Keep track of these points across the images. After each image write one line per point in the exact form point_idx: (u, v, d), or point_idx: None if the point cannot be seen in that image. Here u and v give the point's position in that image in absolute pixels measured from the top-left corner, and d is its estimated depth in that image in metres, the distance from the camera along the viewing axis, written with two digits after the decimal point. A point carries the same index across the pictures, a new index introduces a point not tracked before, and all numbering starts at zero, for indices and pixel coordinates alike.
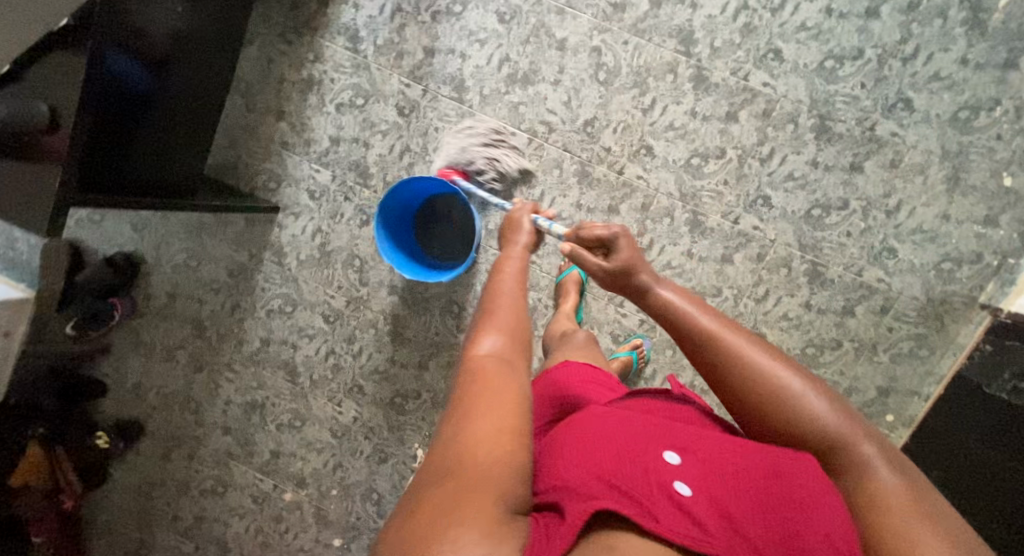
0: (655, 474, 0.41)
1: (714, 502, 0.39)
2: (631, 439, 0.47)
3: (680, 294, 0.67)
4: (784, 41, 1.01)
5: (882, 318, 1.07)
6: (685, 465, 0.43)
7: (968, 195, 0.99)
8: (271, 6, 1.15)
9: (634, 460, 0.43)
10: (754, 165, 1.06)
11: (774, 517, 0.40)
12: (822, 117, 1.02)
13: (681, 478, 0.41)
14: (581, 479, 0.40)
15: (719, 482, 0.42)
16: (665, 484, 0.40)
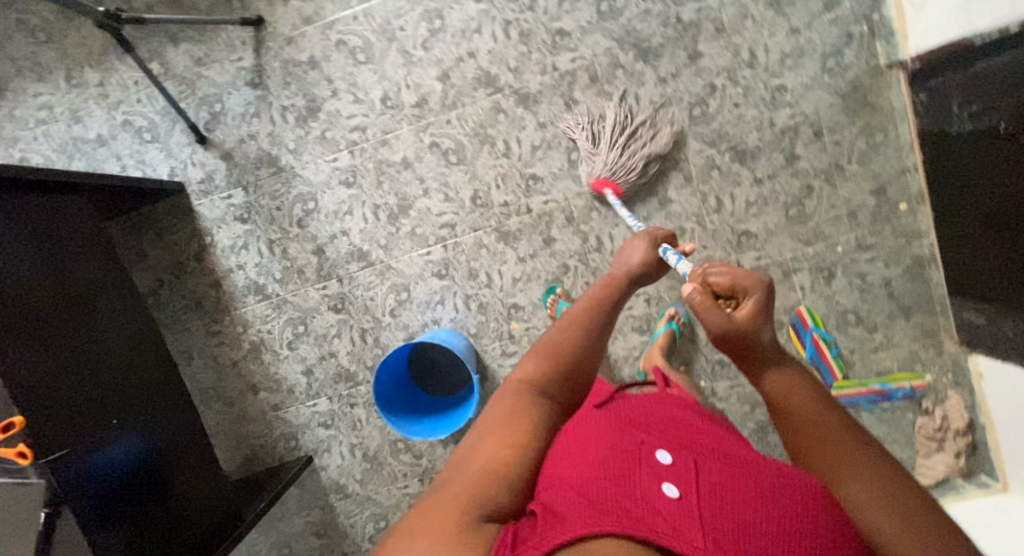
0: (644, 478, 0.42)
1: (705, 500, 0.40)
2: (627, 446, 0.49)
3: (797, 381, 0.55)
4: (559, 21, 1.07)
5: (824, 140, 1.05)
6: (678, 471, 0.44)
7: (795, 2, 1.01)
8: (184, 318, 1.23)
9: (627, 466, 0.44)
10: (620, 120, 1.09)
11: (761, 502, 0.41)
12: (635, 45, 1.06)
13: (672, 483, 0.42)
14: (573, 489, 0.41)
15: (710, 475, 0.43)
16: (653, 487, 0.41)
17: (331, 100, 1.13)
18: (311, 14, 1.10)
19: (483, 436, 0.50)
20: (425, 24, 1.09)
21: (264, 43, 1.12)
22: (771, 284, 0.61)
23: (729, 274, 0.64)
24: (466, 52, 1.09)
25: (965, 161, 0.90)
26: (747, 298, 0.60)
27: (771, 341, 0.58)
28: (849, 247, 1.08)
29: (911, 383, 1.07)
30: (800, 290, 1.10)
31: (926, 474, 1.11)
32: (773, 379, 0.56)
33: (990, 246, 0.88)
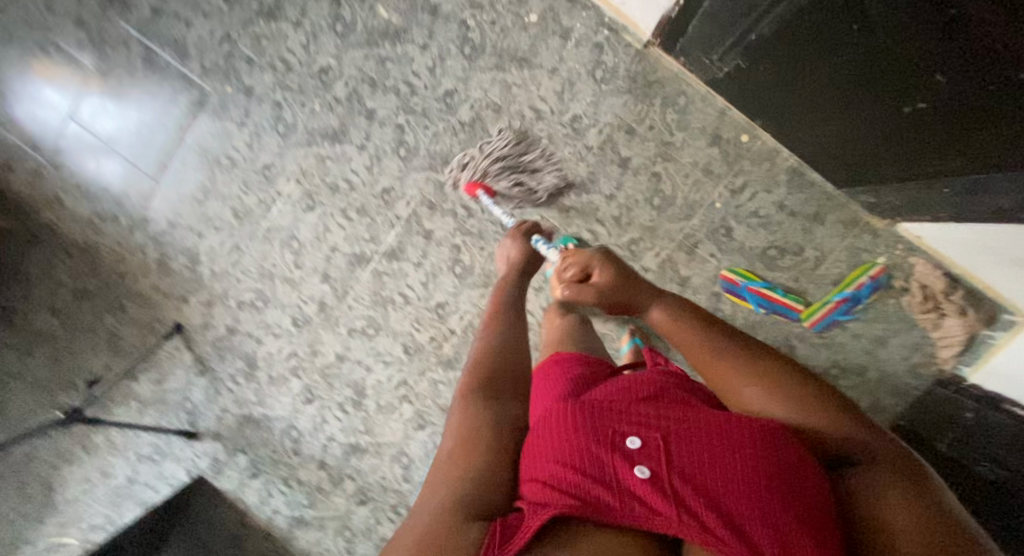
0: (611, 465, 0.46)
1: (673, 473, 0.45)
2: (603, 420, 0.51)
3: (669, 312, 0.72)
4: (377, 183, 1.19)
5: (640, 132, 1.08)
6: (651, 448, 0.48)
7: (539, 50, 1.07)
8: None
9: (596, 451, 0.48)
10: (472, 222, 1.18)
11: (717, 458, 0.46)
12: (444, 163, 1.16)
13: (643, 461, 0.46)
14: (554, 477, 0.47)
15: (678, 449, 0.47)
16: (623, 470, 0.46)
17: (261, 348, 1.29)
18: (209, 298, 1.28)
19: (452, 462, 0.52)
20: (288, 250, 1.24)
21: (192, 339, 1.31)
22: (609, 251, 0.80)
23: (593, 253, 0.80)
24: (329, 251, 1.23)
25: (745, 97, 0.93)
26: (600, 272, 0.77)
27: (643, 286, 0.76)
28: (726, 198, 1.08)
29: (868, 276, 1.03)
30: (712, 257, 1.10)
31: (949, 343, 1.03)
32: (658, 313, 0.73)
33: (822, 145, 0.89)
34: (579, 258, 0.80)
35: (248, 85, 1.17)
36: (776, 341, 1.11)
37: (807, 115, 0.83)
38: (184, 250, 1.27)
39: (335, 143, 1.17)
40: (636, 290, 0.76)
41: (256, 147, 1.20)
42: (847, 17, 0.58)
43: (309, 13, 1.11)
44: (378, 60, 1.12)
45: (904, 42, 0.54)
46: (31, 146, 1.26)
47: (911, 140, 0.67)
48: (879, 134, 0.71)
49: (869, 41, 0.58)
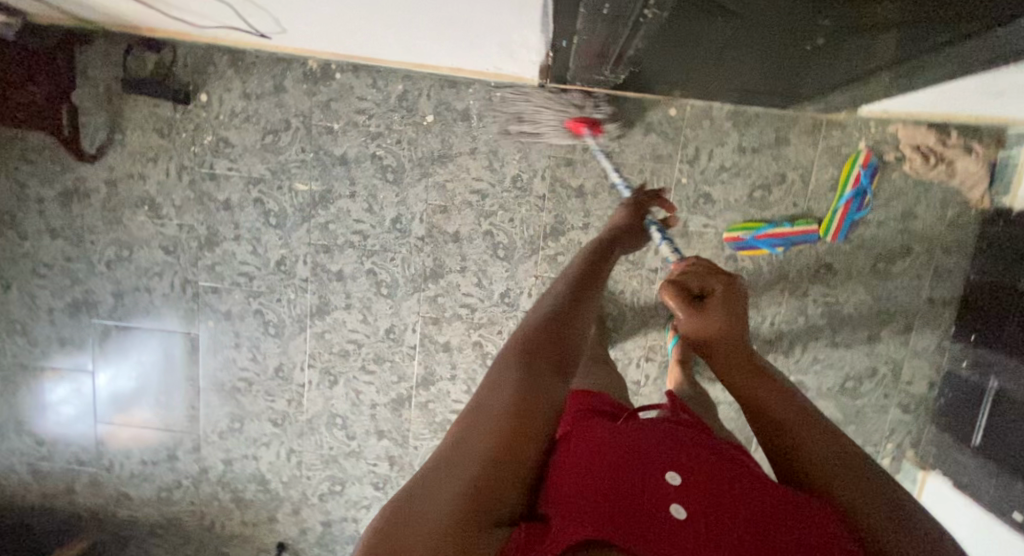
0: (658, 498, 0.39)
1: (715, 517, 0.37)
2: (647, 459, 0.44)
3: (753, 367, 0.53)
4: (379, 329, 1.20)
5: (578, 158, 1.08)
6: (694, 492, 0.40)
7: (451, 141, 1.09)
8: None
9: (646, 487, 0.40)
10: (479, 315, 1.18)
11: (764, 517, 0.38)
12: (426, 279, 1.16)
13: (682, 504, 0.38)
14: (585, 504, 0.37)
15: (723, 501, 0.39)
16: (663, 510, 0.38)
17: (360, 524, 1.30)
18: (293, 505, 1.30)
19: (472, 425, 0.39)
20: (336, 429, 1.26)
21: (298, 548, 1.32)
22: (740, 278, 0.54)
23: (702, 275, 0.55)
24: (370, 409, 1.24)
25: (652, 86, 0.94)
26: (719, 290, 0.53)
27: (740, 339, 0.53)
28: (688, 170, 1.06)
29: (859, 165, 1.00)
30: (706, 227, 1.08)
31: (974, 184, 0.98)
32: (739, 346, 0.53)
33: (746, 88, 0.88)
34: (704, 277, 0.54)
35: (225, 310, 1.20)
36: (811, 267, 1.06)
37: (715, 76, 0.83)
38: (249, 476, 1.30)
39: (324, 316, 1.20)
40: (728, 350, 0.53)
41: (261, 357, 1.23)
42: (699, 11, 0.56)
43: (242, 222, 1.15)
44: (321, 228, 1.14)
45: (770, 12, 0.53)
46: (78, 460, 1.31)
47: (830, 56, 0.65)
48: (798, 62, 0.70)
49: (738, 22, 0.57)
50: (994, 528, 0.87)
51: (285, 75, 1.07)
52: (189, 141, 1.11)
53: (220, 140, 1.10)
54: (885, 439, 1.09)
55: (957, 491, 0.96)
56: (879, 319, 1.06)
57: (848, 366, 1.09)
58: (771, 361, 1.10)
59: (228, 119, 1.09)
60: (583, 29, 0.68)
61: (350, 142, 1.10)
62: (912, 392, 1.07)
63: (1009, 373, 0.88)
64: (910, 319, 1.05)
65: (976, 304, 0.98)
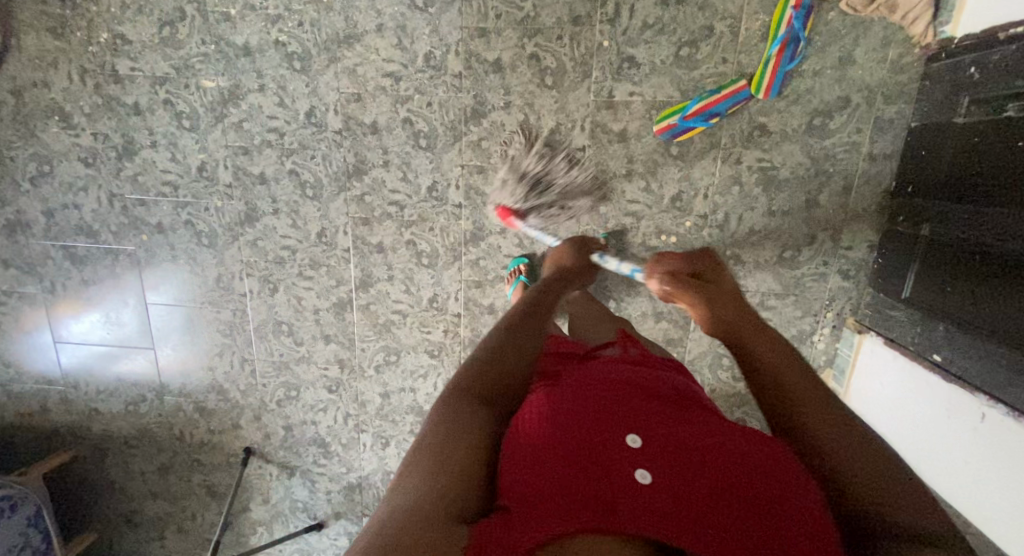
0: (620, 462, 0.42)
1: (674, 477, 0.40)
2: (606, 420, 0.47)
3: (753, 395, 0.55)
4: (310, 232, 1.18)
5: (491, 28, 1.01)
6: (652, 448, 0.44)
7: (355, 20, 1.02)
8: None
9: (608, 451, 0.43)
10: (408, 211, 1.15)
11: (722, 471, 0.41)
12: (350, 176, 1.13)
13: (642, 464, 0.42)
14: (545, 479, 0.40)
15: (680, 455, 0.43)
16: (629, 474, 0.41)
17: (320, 426, 1.34)
18: (254, 412, 1.34)
19: (439, 458, 0.42)
20: (283, 336, 1.27)
21: (265, 453, 1.38)
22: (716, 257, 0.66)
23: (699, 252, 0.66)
24: (314, 315, 1.25)
25: None
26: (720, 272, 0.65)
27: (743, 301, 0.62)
28: (609, 32, 0.99)
29: (791, 8, 0.91)
30: (633, 95, 1.02)
31: (918, 15, 0.89)
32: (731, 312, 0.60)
33: None
34: (692, 258, 0.66)
35: (156, 222, 1.19)
36: (744, 131, 1.01)
37: None
38: (208, 388, 1.34)
39: (254, 223, 1.18)
40: (735, 305, 0.61)
41: (200, 269, 1.23)
42: None
43: (156, 127, 1.11)
44: (236, 128, 1.10)
45: None
46: (46, 379, 1.36)
47: None
48: None
49: None
50: (935, 382, 0.86)
51: None
52: (86, 41, 1.06)
53: (116, 37, 1.05)
54: (825, 308, 1.12)
55: (903, 351, 0.95)
56: (813, 181, 1.03)
57: (784, 237, 1.08)
58: (706, 236, 1.09)
59: (122, 12, 1.04)
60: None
61: (251, 29, 1.04)
62: (851, 256, 1.07)
63: (957, 221, 0.82)
64: (849, 179, 1.02)
65: (914, 153, 0.94)
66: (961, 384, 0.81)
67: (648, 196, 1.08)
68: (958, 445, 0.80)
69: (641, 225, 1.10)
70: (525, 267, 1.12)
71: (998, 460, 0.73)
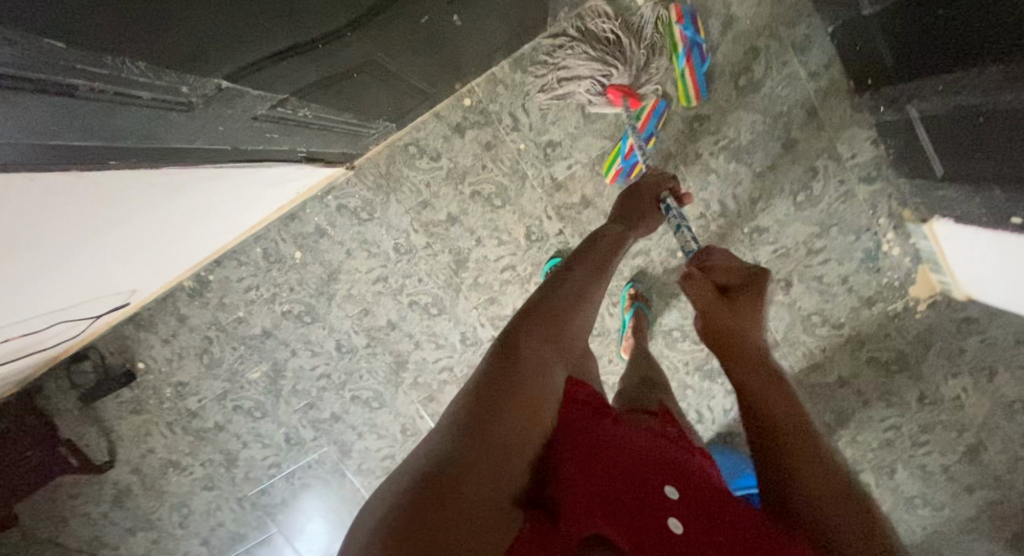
0: (656, 502, 0.42)
1: (700, 528, 0.42)
2: (654, 455, 0.48)
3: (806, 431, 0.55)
4: (396, 434, 1.26)
5: (428, 195, 1.09)
6: (688, 498, 0.44)
7: (327, 260, 1.14)
8: None
9: (646, 486, 0.44)
10: (458, 370, 1.21)
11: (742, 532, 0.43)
12: (398, 372, 1.22)
13: (676, 514, 0.42)
14: (582, 496, 0.41)
15: (707, 504, 0.44)
16: (659, 517, 0.41)
17: None
18: None
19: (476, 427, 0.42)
20: None
21: None
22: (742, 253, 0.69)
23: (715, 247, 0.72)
24: None
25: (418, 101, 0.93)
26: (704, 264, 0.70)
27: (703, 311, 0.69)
28: (520, 134, 1.04)
29: (677, 21, 0.92)
30: (572, 166, 1.06)
31: None
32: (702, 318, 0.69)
33: (475, 47, 0.87)
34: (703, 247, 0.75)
35: (282, 499, 1.32)
36: (684, 129, 1.03)
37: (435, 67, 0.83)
38: None
39: (351, 454, 1.28)
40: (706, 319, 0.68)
41: (333, 514, 1.34)
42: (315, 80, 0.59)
43: (240, 430, 1.26)
44: (295, 393, 1.23)
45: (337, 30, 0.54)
46: None
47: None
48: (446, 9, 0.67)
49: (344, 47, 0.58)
50: None
51: (178, 305, 1.17)
52: (158, 402, 1.24)
53: (176, 385, 1.22)
54: (873, 218, 1.05)
55: (973, 226, 0.88)
56: (775, 126, 1.01)
57: (788, 185, 1.05)
58: (716, 230, 1.08)
59: (168, 366, 1.21)
60: (225, 130, 0.56)
61: (261, 316, 1.18)
62: (860, 161, 1.02)
63: (936, 94, 0.76)
64: (807, 103, 0.99)
65: (849, 50, 0.91)
66: None
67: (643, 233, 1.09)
68: None
69: (653, 258, 1.10)
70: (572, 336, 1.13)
71: None
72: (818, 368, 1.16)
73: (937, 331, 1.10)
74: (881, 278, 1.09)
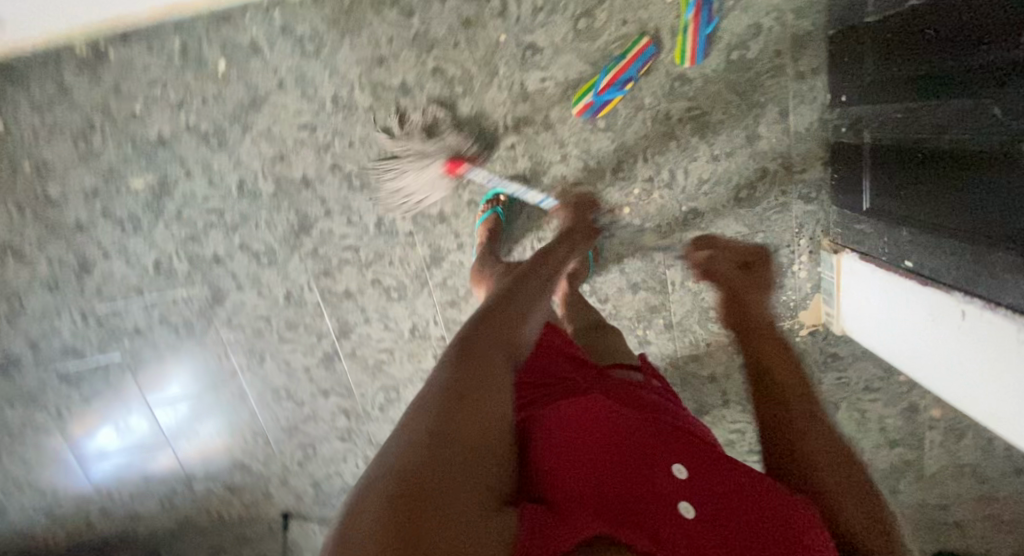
0: (662, 494, 0.44)
1: (707, 509, 0.43)
2: (649, 443, 0.49)
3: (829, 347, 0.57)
4: (278, 297, 1.19)
5: (388, 54, 1.00)
6: (690, 484, 0.45)
7: (255, 85, 1.02)
8: None
9: (649, 474, 0.45)
10: (362, 251, 1.15)
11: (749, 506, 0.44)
12: (298, 235, 1.14)
13: (686, 501, 0.44)
14: (585, 502, 0.43)
15: (707, 485, 0.45)
16: (672, 507, 0.43)
17: (344, 475, 1.36)
18: (280, 478, 1.37)
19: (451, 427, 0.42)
20: (283, 400, 1.29)
21: (302, 513, 1.41)
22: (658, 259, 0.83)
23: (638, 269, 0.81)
24: (306, 373, 1.26)
25: None
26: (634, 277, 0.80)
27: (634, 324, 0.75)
28: (503, 24, 0.97)
29: None
30: (545, 80, 1.00)
31: None
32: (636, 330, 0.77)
33: None
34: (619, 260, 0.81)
35: (134, 326, 1.23)
36: (665, 85, 1.00)
37: None
38: (231, 466, 1.38)
39: (223, 303, 1.20)
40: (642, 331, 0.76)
41: (188, 357, 1.27)
42: None
43: (103, 238, 1.13)
44: (178, 218, 1.12)
45: None
46: (82, 496, 1.42)
47: None
48: None
49: None
50: (918, 289, 0.85)
51: (63, 70, 1.00)
52: (12, 174, 1.08)
53: (38, 162, 1.07)
54: (797, 236, 1.09)
55: (880, 265, 0.93)
56: (747, 114, 1.01)
57: (737, 178, 1.06)
58: (657, 199, 1.08)
59: (34, 138, 1.05)
60: None
61: (161, 121, 1.04)
62: (806, 179, 1.05)
63: (896, 122, 0.80)
64: (783, 104, 1.00)
65: (840, 61, 0.91)
66: (940, 287, 0.80)
67: (589, 175, 1.07)
68: (959, 337, 0.78)
69: None
70: (499, 209, 1.07)
71: (990, 357, 0.73)
72: (698, 359, 1.22)
73: (809, 358, 1.18)
74: (781, 294, 1.15)
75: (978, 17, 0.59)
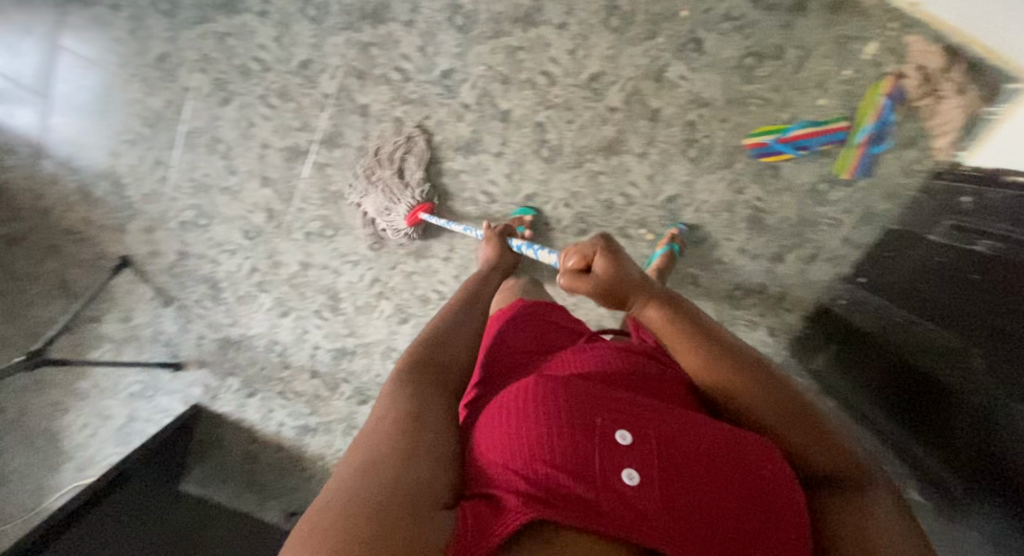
0: (607, 455, 0.41)
1: (663, 472, 0.40)
2: (586, 399, 0.44)
3: (670, 318, 0.56)
4: (292, 58, 1.06)
5: None
6: (640, 442, 0.42)
7: None
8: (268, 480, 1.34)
9: (592, 432, 0.42)
10: (413, 85, 1.05)
11: (731, 475, 0.41)
12: (363, 20, 1.03)
13: (631, 464, 0.40)
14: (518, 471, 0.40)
15: (679, 448, 0.42)
16: (615, 472, 0.40)
17: (219, 266, 1.20)
18: (149, 223, 1.18)
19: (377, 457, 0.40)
20: (215, 155, 1.12)
21: (145, 269, 1.22)
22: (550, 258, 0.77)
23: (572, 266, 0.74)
24: (261, 149, 1.12)
25: None
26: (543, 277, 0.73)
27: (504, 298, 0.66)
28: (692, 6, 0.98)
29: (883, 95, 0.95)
30: (683, 80, 1.01)
31: None
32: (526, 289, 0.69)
33: None
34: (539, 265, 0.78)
35: None
36: (758, 165, 1.04)
37: None
38: (102, 173, 1.16)
39: (233, 16, 1.06)
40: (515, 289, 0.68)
41: (143, 36, 1.09)
42: None
43: None
44: None
45: None
46: None
47: None
48: None
49: None
50: None
51: None
52: None
53: None
54: None
55: None
56: (793, 239, 1.07)
57: (746, 278, 1.12)
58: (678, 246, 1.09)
59: None
60: None
61: None
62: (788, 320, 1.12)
63: (889, 323, 0.88)
64: (821, 249, 1.07)
65: (879, 251, 1.00)
66: None
67: (646, 183, 1.07)
68: None
69: (627, 211, 1.08)
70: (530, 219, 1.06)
71: None
72: None
73: None
74: None
75: (999, 287, 0.66)
